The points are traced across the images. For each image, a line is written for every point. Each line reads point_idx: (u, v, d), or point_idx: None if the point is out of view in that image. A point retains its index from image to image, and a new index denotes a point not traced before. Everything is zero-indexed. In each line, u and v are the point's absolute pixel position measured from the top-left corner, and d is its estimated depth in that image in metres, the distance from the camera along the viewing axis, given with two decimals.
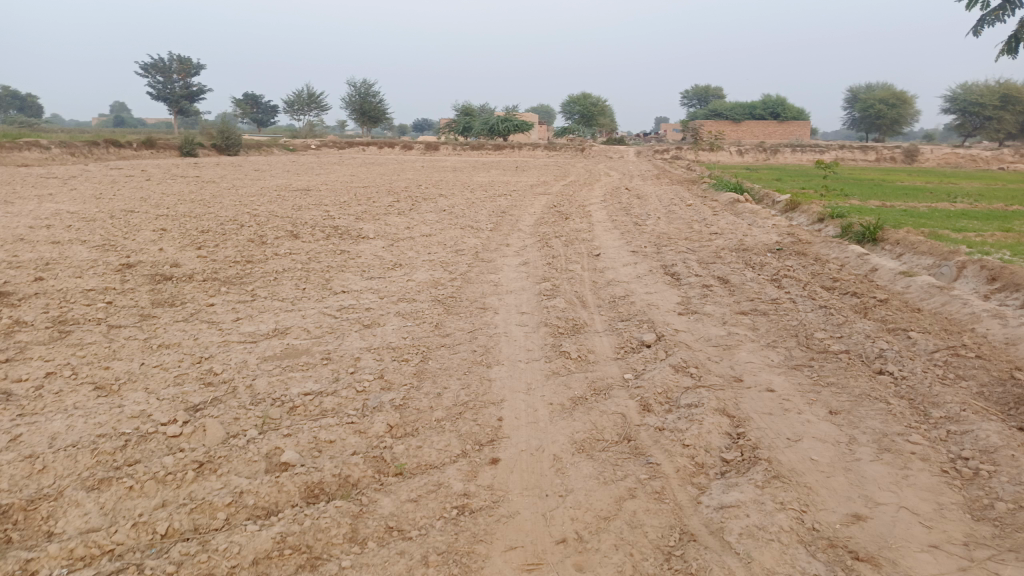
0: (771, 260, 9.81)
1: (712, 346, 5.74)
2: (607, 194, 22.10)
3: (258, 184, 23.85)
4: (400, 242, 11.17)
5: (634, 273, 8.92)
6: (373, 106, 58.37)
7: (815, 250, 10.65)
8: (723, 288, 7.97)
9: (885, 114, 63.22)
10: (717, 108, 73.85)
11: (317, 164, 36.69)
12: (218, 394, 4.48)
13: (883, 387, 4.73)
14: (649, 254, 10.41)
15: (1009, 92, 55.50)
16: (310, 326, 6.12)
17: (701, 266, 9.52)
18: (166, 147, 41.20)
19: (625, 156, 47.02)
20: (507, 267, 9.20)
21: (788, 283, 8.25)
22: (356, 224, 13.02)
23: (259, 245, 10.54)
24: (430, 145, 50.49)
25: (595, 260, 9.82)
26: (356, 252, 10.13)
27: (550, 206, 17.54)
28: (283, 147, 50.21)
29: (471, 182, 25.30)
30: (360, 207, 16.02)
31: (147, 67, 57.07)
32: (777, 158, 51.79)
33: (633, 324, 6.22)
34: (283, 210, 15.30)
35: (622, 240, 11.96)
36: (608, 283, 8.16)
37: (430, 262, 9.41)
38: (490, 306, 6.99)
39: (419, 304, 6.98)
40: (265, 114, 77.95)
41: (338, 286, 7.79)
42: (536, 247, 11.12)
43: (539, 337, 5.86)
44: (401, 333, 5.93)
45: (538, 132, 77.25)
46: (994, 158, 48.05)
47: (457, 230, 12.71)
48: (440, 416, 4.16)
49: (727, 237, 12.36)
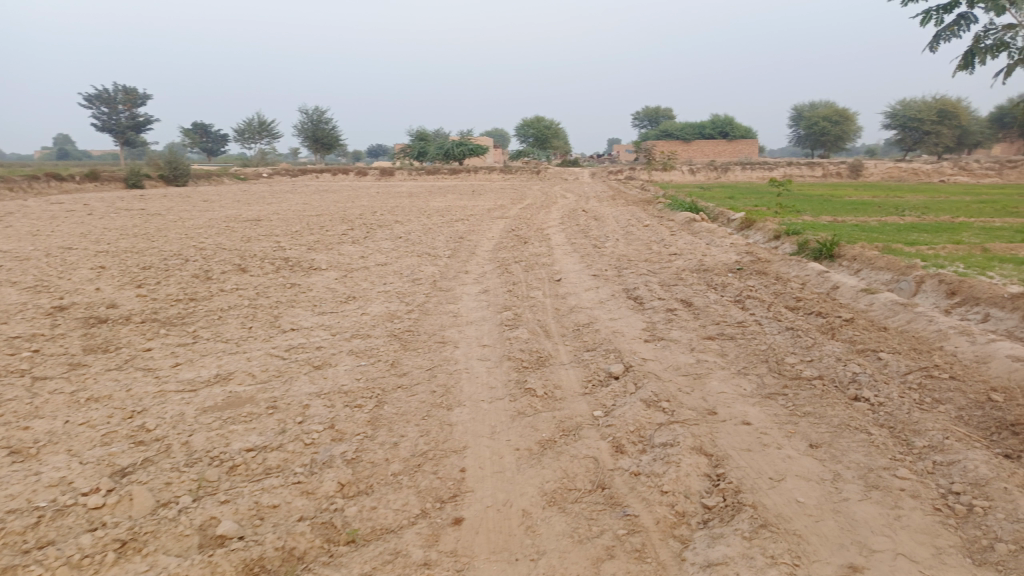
0: (733, 281, 9.70)
1: (682, 375, 5.50)
2: (565, 216, 22.00)
3: (207, 214, 23.13)
4: (354, 272, 10.78)
5: (596, 298, 8.69)
6: (325, 133, 57.78)
7: (775, 268, 10.60)
8: (687, 312, 7.79)
9: (829, 131, 65.06)
10: (668, 128, 75.12)
11: (270, 192, 35.98)
12: (150, 455, 4.05)
13: (861, 415, 4.55)
14: (611, 278, 10.22)
15: (945, 107, 57.66)
16: (256, 370, 5.70)
17: (663, 288, 9.35)
18: (111, 179, 39.98)
19: (580, 177, 47.28)
20: (465, 296, 8.90)
21: (752, 304, 8.11)
22: (308, 255, 12.57)
23: (204, 281, 10.04)
24: (385, 171, 50.08)
25: (556, 285, 9.58)
26: (308, 285, 9.71)
27: (508, 230, 17.32)
28: (234, 176, 49.22)
29: (427, 207, 24.98)
30: (313, 237, 15.56)
31: (90, 98, 55.58)
32: (728, 176, 52.71)
33: (599, 355, 5.97)
34: (232, 242, 14.75)
35: (582, 263, 11.76)
36: (570, 310, 7.91)
37: (386, 293, 9.05)
38: (449, 339, 6.66)
39: (373, 340, 6.62)
40: (215, 143, 76.55)
41: (288, 323, 7.38)
42: (495, 273, 10.84)
43: (502, 372, 5.55)
44: (354, 374, 5.55)
45: (492, 156, 77.43)
46: (934, 172, 49.70)
47: (413, 258, 12.37)
48: (396, 470, 3.81)
49: (687, 257, 12.26)
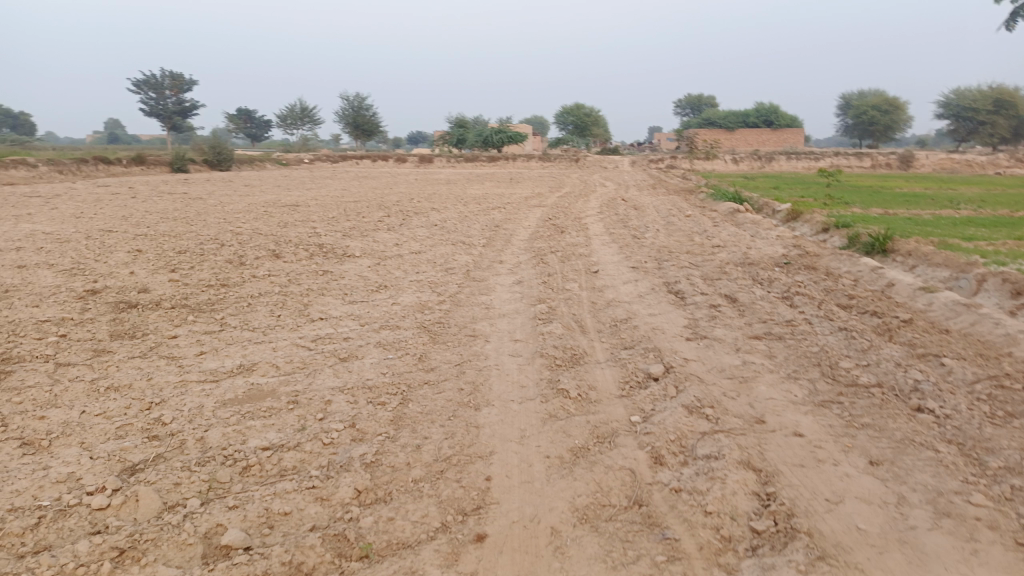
0: (780, 275, 9.24)
1: (727, 378, 5.15)
2: (603, 205, 21.55)
3: (247, 199, 23.26)
4: (387, 260, 10.59)
5: (635, 292, 8.34)
6: (366, 119, 57.96)
7: (825, 263, 10.09)
8: (732, 308, 7.39)
9: (879, 121, 62.99)
10: (711, 116, 73.63)
11: (310, 178, 36.15)
12: (163, 451, 3.88)
13: (926, 429, 4.15)
14: (651, 270, 9.84)
15: (1003, 97, 55.30)
16: (280, 361, 5.51)
17: (706, 283, 8.95)
18: (156, 163, 40.67)
19: (620, 166, 46.56)
20: (499, 287, 8.62)
21: (801, 302, 7.68)
22: (342, 242, 12.43)
23: (237, 267, 9.94)
24: (424, 157, 50.05)
25: (593, 277, 9.25)
26: (340, 273, 9.54)
27: (545, 219, 16.98)
28: (276, 161, 49.69)
29: (464, 194, 24.76)
30: (348, 223, 15.44)
31: (139, 83, 56.65)
32: (773, 166, 51.43)
33: (637, 353, 5.64)
34: (268, 227, 14.71)
35: (621, 254, 11.38)
36: (608, 304, 7.57)
37: (418, 282, 8.83)
38: (480, 333, 6.40)
39: (402, 331, 6.38)
40: (259, 129, 77.47)
41: (316, 312, 7.20)
42: (530, 263, 10.55)
43: (534, 369, 5.26)
44: (380, 368, 5.32)
45: (532, 143, 76.90)
46: (990, 164, 47.75)
47: (447, 246, 12.13)
48: (417, 476, 3.56)
49: (731, 249, 11.79)
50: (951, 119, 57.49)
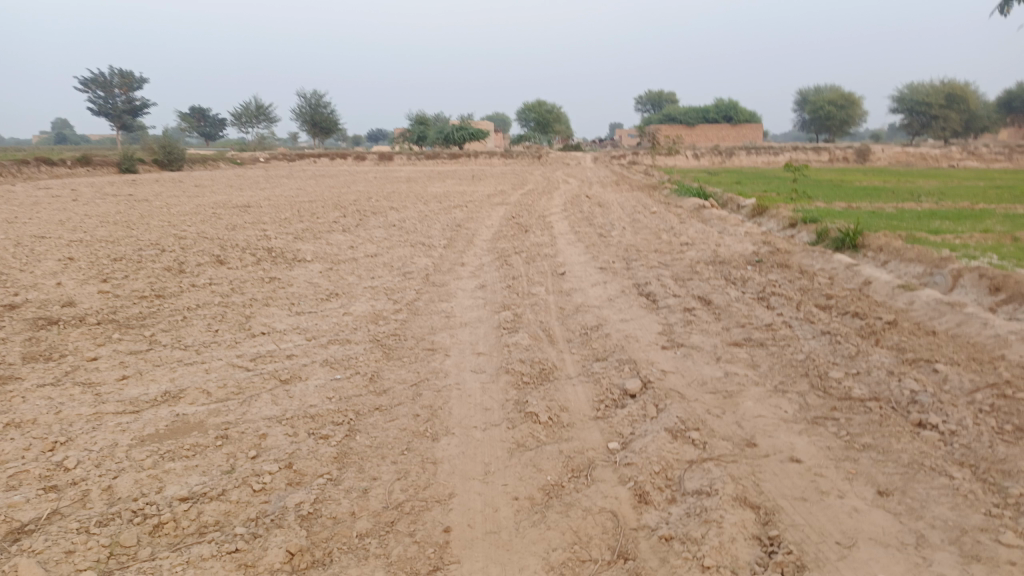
0: (753, 274, 8.87)
1: (710, 394, 4.69)
2: (567, 202, 21.13)
3: (197, 200, 22.28)
4: (341, 265, 9.96)
5: (604, 295, 7.87)
6: (324, 117, 56.75)
7: (797, 261, 9.76)
8: (707, 312, 6.97)
9: (834, 115, 63.91)
10: (671, 112, 73.94)
11: (265, 178, 35.10)
12: (59, 506, 3.26)
13: (934, 450, 3.74)
14: (619, 271, 9.38)
15: (953, 91, 56.49)
16: (212, 386, 4.89)
17: (677, 284, 8.53)
18: (103, 164, 39.10)
19: (582, 162, 46.30)
20: (460, 293, 8.07)
21: (777, 303, 7.29)
22: (294, 245, 11.74)
23: (177, 275, 9.22)
24: (383, 155, 49.14)
25: (560, 280, 8.76)
26: (288, 280, 8.88)
27: (508, 217, 16.45)
28: (230, 161, 48.30)
29: (425, 193, 24.12)
30: (302, 225, 14.71)
31: (86, 81, 54.60)
32: (733, 160, 51.75)
33: (611, 366, 5.16)
34: (215, 230, 13.91)
35: (588, 255, 10.92)
36: (576, 310, 7.09)
37: (373, 289, 8.23)
38: (439, 346, 5.85)
39: (354, 346, 5.80)
40: (213, 128, 75.46)
41: (259, 325, 6.57)
42: (493, 265, 10.02)
43: (499, 388, 4.74)
44: (326, 391, 4.75)
45: (493, 141, 76.36)
46: (942, 157, 48.66)
47: (406, 248, 11.54)
48: (363, 530, 3.03)
49: (700, 247, 11.43)
50: (903, 114, 58.52)
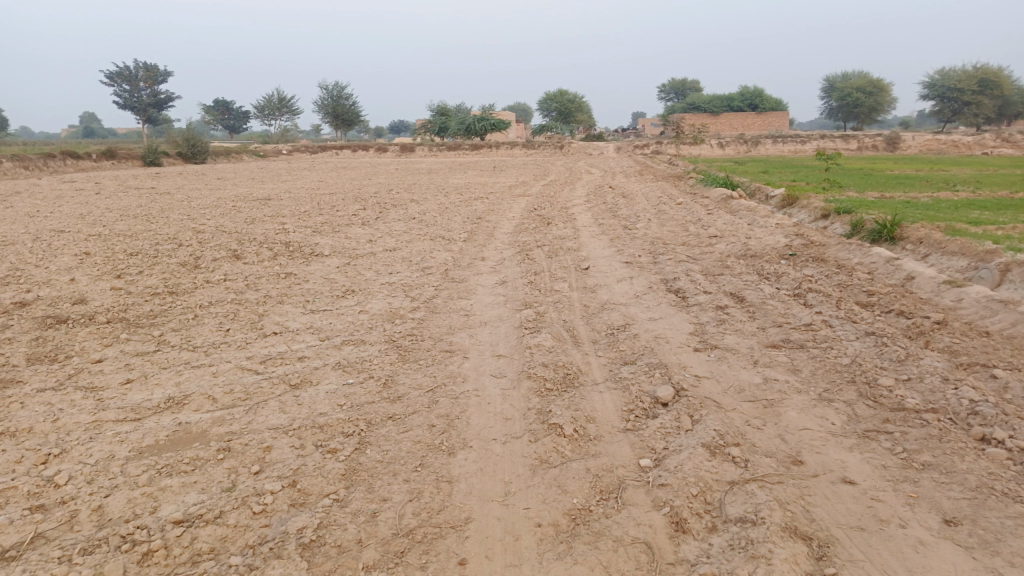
0: (787, 269, 8.47)
1: (748, 403, 4.35)
2: (590, 193, 20.73)
3: (218, 193, 22.21)
4: (358, 259, 9.70)
5: (631, 292, 7.52)
6: (345, 108, 56.68)
7: (833, 254, 9.33)
8: (741, 310, 6.59)
9: (863, 103, 62.54)
10: (695, 101, 72.87)
11: (287, 170, 35.07)
12: (44, 529, 3.01)
13: (1003, 470, 3.37)
14: (646, 265, 9.02)
15: (987, 77, 54.94)
16: (217, 392, 4.63)
17: (707, 279, 8.15)
18: (128, 157, 39.35)
19: (605, 152, 45.73)
20: (480, 289, 7.77)
21: (815, 301, 6.90)
22: (311, 239, 11.52)
23: (191, 271, 9.03)
24: (405, 147, 48.94)
25: (584, 275, 8.43)
26: (304, 275, 8.64)
27: (530, 209, 16.11)
28: (253, 153, 48.42)
29: (446, 185, 23.84)
30: (321, 218, 14.50)
31: (112, 75, 55.03)
32: (758, 149, 50.83)
33: (641, 370, 4.83)
34: (234, 224, 13.74)
35: (613, 248, 10.56)
36: (602, 308, 6.75)
37: (390, 285, 7.96)
38: (458, 347, 5.55)
39: (369, 347, 5.53)
40: (237, 120, 75.82)
41: (271, 324, 6.33)
42: (515, 259, 9.71)
43: (520, 395, 4.43)
44: (337, 398, 4.47)
45: (515, 131, 75.92)
46: (976, 144, 47.36)
47: (425, 242, 11.26)
48: (370, 562, 2.74)
49: (729, 240, 11.01)
50: (935, 100, 57.06)
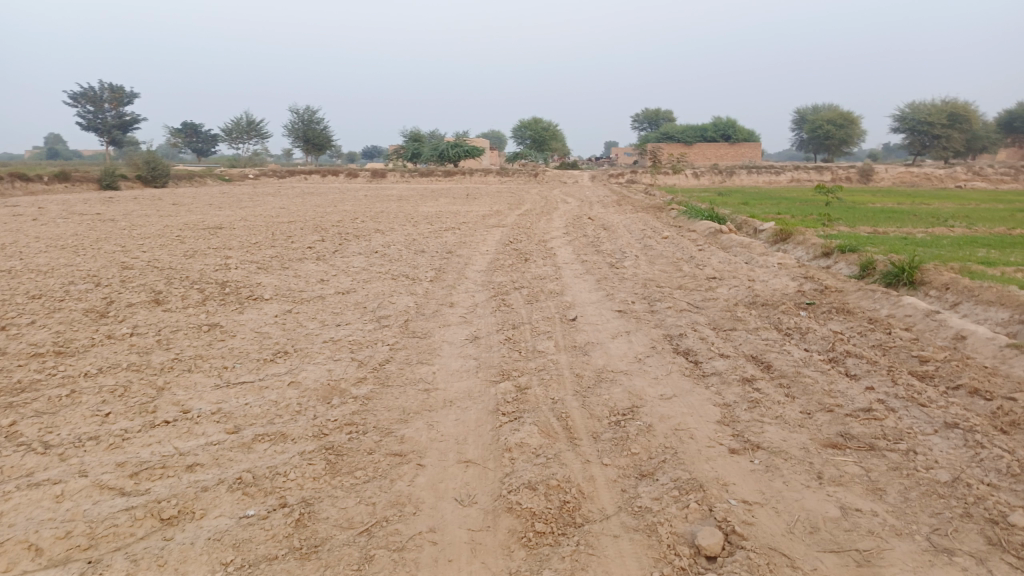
0: (810, 324, 7.16)
1: (832, 558, 2.96)
2: (568, 224, 19.46)
3: (169, 220, 20.56)
4: (304, 306, 8.20)
5: (631, 354, 6.14)
6: (316, 133, 55.24)
7: (855, 303, 8.08)
8: (773, 384, 5.23)
9: (834, 134, 62.79)
10: (668, 130, 72.72)
11: (250, 195, 33.37)
12: None
13: None
14: (643, 316, 7.65)
15: (955, 111, 55.49)
16: (44, 537, 3.11)
17: (719, 335, 6.80)
18: (83, 180, 37.41)
19: (579, 181, 44.83)
20: (446, 349, 6.33)
21: (860, 371, 5.58)
22: (254, 279, 9.99)
23: (96, 320, 7.44)
24: (375, 173, 47.57)
25: (572, 329, 7.03)
26: (233, 328, 7.12)
27: (504, 242, 14.76)
28: (218, 177, 46.61)
29: (415, 213, 22.45)
30: (271, 252, 12.95)
31: (75, 95, 53.08)
32: (733, 180, 50.50)
33: (667, 495, 3.42)
34: (169, 259, 12.14)
35: (601, 292, 9.19)
36: (598, 379, 5.35)
37: (335, 343, 6.48)
38: (412, 446, 4.10)
39: (289, 449, 4.05)
40: (205, 143, 73.77)
41: (167, 407, 4.80)
42: (488, 305, 8.31)
43: (497, 547, 3.01)
44: (221, 552, 2.99)
45: (488, 158, 75.14)
46: (948, 177, 47.43)
47: (385, 282, 9.80)
48: None
49: (731, 283, 9.74)
50: (905, 134, 57.42)
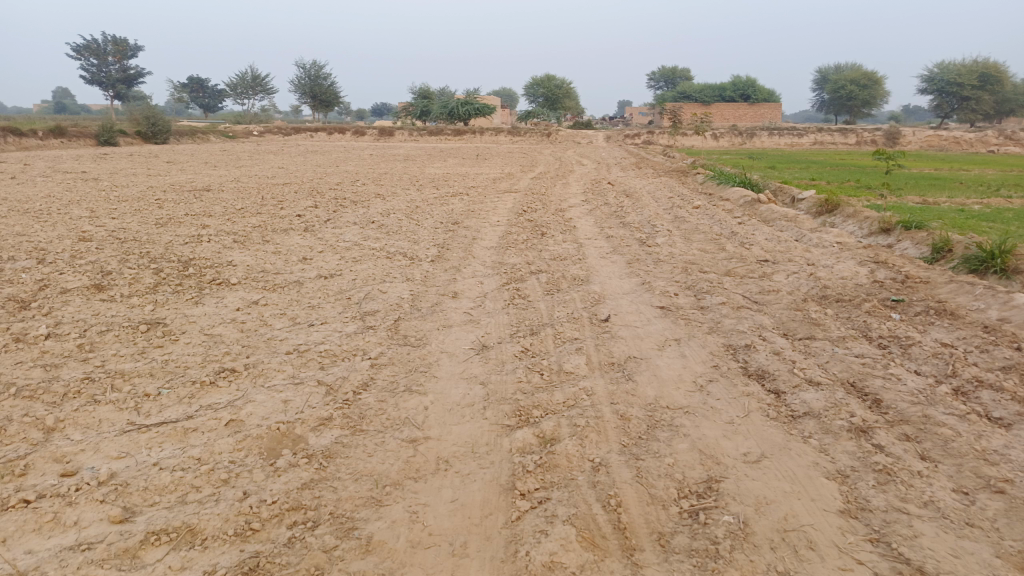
0: (907, 333, 5.62)
1: None
2: (586, 190, 17.83)
3: (157, 181, 19.05)
4: (274, 295, 6.71)
5: (690, 378, 4.64)
6: (323, 89, 53.18)
7: (952, 301, 6.52)
8: (898, 439, 3.74)
9: (858, 95, 60.16)
10: (685, 89, 70.10)
11: (252, 154, 31.72)
12: None
13: None
14: (693, 315, 6.13)
15: (988, 71, 52.77)
16: None
17: (797, 347, 5.28)
18: (80, 135, 35.81)
19: (594, 142, 42.88)
20: (445, 365, 4.84)
21: (1008, 413, 4.07)
22: (226, 256, 8.50)
23: (13, 314, 5.98)
24: (382, 131, 45.67)
25: (606, 334, 5.54)
26: (179, 329, 5.66)
27: (517, 211, 13.18)
28: (221, 134, 44.83)
29: (421, 175, 20.83)
30: (253, 221, 11.42)
31: (77, 48, 51.16)
32: (754, 142, 48.35)
33: None
34: (137, 229, 10.63)
35: (635, 280, 7.65)
36: (652, 424, 3.87)
37: (301, 354, 4.99)
38: (384, 562, 2.66)
39: (190, 567, 2.62)
40: (211, 98, 71.57)
41: (42, 470, 3.35)
42: (497, 297, 6.82)
43: None
44: None
45: (499, 115, 73.12)
46: (979, 141, 45.13)
47: (377, 263, 8.29)
48: None
49: (788, 268, 8.18)
50: (934, 94, 54.79)
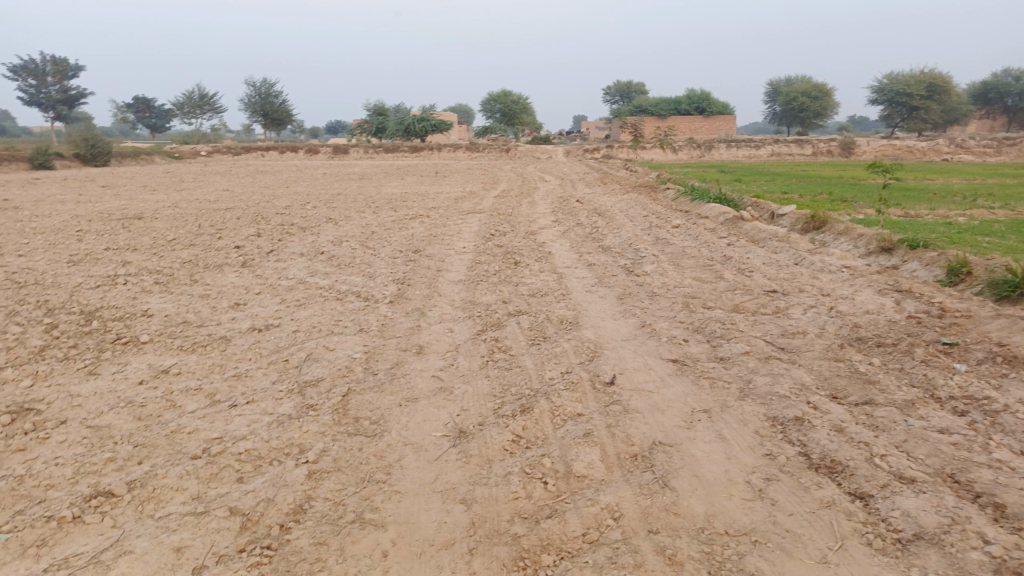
0: (983, 390, 4.53)
1: None
2: (555, 208, 16.76)
3: (86, 208, 17.34)
4: (192, 359, 5.35)
5: (742, 479, 3.44)
6: (275, 107, 51.35)
7: (1011, 340, 5.47)
8: None
9: (811, 106, 60.69)
10: (642, 103, 70.02)
11: (198, 175, 29.94)
12: None
13: None
14: (717, 373, 4.97)
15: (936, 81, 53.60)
16: None
17: (861, 420, 4.14)
18: (11, 159, 33.48)
19: (555, 157, 42.01)
20: (412, 468, 3.56)
21: None
22: (142, 304, 7.07)
23: None
24: (336, 148, 44.18)
25: (616, 407, 4.32)
26: (53, 418, 4.25)
27: (484, 235, 11.98)
28: (167, 154, 42.68)
29: (378, 195, 19.50)
30: (184, 255, 9.95)
31: (13, 68, 48.61)
32: (713, 155, 48.14)
33: None
34: (43, 269, 9.09)
35: (631, 321, 6.48)
36: (715, 574, 2.68)
37: (214, 458, 3.66)
38: None
39: None
40: (158, 118, 68.86)
41: None
42: (469, 352, 5.55)
43: None
44: None
45: (456, 132, 72.07)
46: (932, 150, 45.49)
47: (324, 307, 6.97)
48: None
49: (803, 302, 7.10)
50: (886, 104, 55.42)
